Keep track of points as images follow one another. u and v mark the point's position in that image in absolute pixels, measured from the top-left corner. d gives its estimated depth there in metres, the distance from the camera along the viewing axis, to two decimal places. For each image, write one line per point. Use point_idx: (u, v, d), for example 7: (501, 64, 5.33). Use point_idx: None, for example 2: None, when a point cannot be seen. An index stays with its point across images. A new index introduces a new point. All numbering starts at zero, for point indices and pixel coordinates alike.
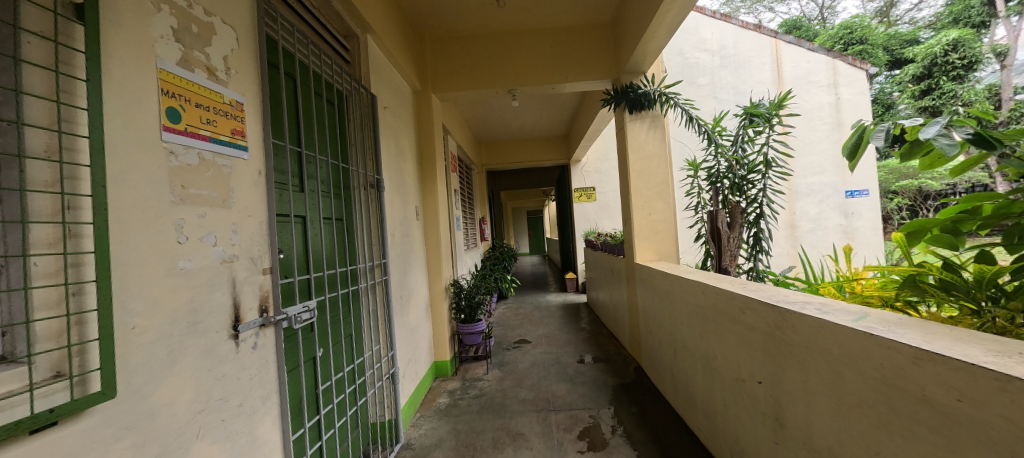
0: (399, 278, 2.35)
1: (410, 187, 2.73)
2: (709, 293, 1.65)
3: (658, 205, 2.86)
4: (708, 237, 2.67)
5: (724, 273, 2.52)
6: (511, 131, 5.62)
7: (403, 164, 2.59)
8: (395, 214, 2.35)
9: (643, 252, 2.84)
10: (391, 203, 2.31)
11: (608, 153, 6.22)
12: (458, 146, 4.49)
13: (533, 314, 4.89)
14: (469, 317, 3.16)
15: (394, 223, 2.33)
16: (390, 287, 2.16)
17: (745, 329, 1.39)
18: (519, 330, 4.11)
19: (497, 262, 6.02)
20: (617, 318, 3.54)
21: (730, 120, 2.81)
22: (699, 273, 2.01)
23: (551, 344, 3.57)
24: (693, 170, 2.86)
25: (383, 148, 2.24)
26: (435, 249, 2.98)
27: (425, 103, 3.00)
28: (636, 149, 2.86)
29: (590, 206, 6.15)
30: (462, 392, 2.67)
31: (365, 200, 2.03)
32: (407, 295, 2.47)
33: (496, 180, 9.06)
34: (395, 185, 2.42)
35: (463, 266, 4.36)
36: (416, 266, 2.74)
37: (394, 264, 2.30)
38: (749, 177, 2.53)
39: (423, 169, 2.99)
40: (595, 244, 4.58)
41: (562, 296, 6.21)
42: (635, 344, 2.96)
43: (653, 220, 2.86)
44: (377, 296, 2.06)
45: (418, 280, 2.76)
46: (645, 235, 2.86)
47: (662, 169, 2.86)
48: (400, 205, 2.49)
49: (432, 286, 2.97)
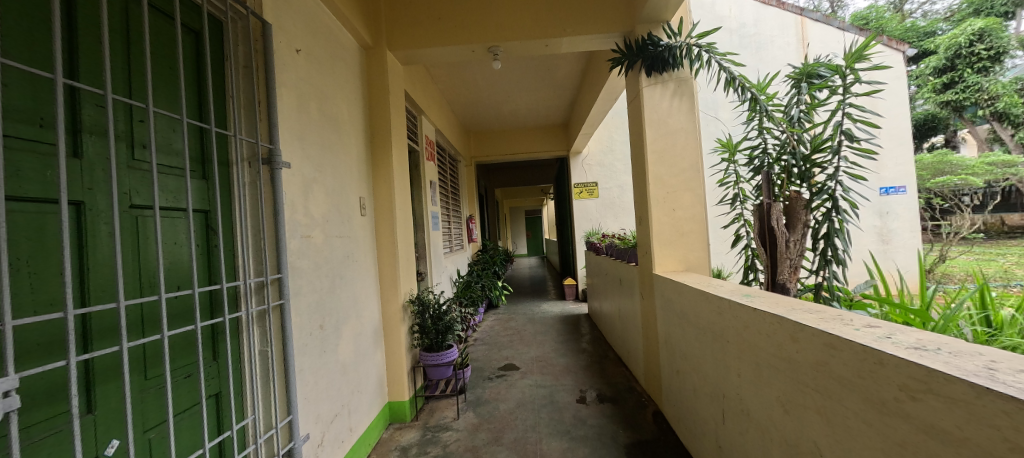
0: (323, 298, 1.59)
1: (353, 170, 1.97)
2: (814, 344, 0.93)
3: (684, 197, 2.16)
4: (755, 242, 1.98)
5: (782, 292, 1.82)
6: (502, 116, 4.91)
7: (338, 137, 1.84)
8: (314, 204, 1.58)
9: (663, 260, 2.14)
10: (310, 188, 1.55)
11: (611, 144, 5.50)
12: (436, 130, 3.79)
13: (524, 328, 4.16)
14: (439, 345, 2.36)
15: (314, 216, 1.56)
16: (295, 313, 1.39)
17: (920, 434, 0.67)
18: (507, 351, 3.39)
19: (487, 266, 5.30)
20: (627, 341, 2.82)
21: (779, 84, 2.11)
22: (766, 296, 1.29)
23: (544, 373, 2.85)
24: (729, 152, 2.22)
25: (295, 109, 1.50)
26: (390, 254, 2.19)
27: (379, 64, 2.25)
28: (656, 123, 2.16)
29: (591, 204, 5.44)
30: (419, 451, 1.93)
31: (247, 183, 1.28)
32: (339, 321, 1.72)
33: (488, 175, 8.31)
34: (319, 161, 1.65)
35: (440, 273, 3.64)
36: (361, 278, 1.98)
37: (312, 278, 1.52)
38: (814, 157, 1.84)
39: (377, 149, 2.22)
40: (598, 246, 3.85)
41: (559, 305, 5.47)
42: (654, 380, 2.24)
43: (678, 217, 2.16)
44: (258, 330, 1.30)
45: (365, 301, 2.00)
46: (667, 237, 2.15)
47: (690, 149, 2.15)
48: (330, 192, 1.72)
49: (386, 307, 2.20)
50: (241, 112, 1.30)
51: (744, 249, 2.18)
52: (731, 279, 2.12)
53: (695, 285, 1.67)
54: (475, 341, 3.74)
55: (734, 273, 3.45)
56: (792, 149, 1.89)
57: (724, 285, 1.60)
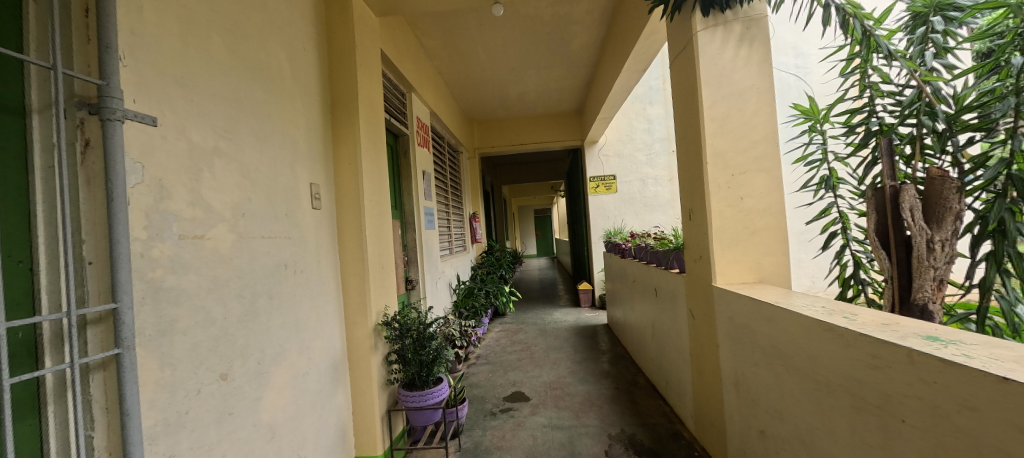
0: (230, 332, 1.02)
1: (299, 144, 1.41)
2: None
3: (759, 180, 1.49)
4: (871, 244, 1.33)
5: (924, 320, 1.16)
6: (508, 101, 4.36)
7: (273, 97, 1.27)
8: (218, 186, 1.02)
9: (730, 269, 1.50)
10: (209, 161, 0.99)
11: (631, 133, 4.84)
12: (430, 112, 3.23)
13: (534, 343, 3.57)
14: (423, 380, 1.73)
15: (215, 203, 1.00)
16: (153, 368, 0.81)
17: None
18: (515, 374, 2.79)
19: (493, 269, 4.69)
20: (665, 368, 2.21)
21: (892, 22, 1.50)
22: (985, 347, 0.68)
23: (562, 407, 2.24)
24: (814, 119, 1.59)
25: (175, 38, 0.92)
26: (354, 259, 1.60)
27: (338, 6, 1.66)
28: (720, 78, 1.49)
29: (610, 199, 4.83)
30: None
31: (53, 144, 0.72)
32: (268, 362, 1.15)
33: (494, 170, 7.78)
34: (234, 124, 1.10)
35: (436, 279, 3.05)
36: (312, 294, 1.41)
37: (208, 301, 0.96)
38: (967, 117, 1.19)
39: (336, 120, 1.63)
40: (622, 248, 3.22)
41: (574, 313, 4.83)
42: (710, 430, 1.63)
43: (748, 209, 1.49)
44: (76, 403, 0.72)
45: (320, 326, 1.45)
46: (732, 237, 1.49)
47: (770, 111, 1.49)
48: (255, 169, 1.17)
49: (349, 332, 1.60)
50: (35, 21, 0.72)
51: (852, 251, 1.52)
52: (836, 294, 1.48)
53: (800, 309, 1.05)
54: (476, 359, 3.16)
55: (824, 285, 2.88)
56: (928, 106, 1.26)
57: (850, 309, 0.98)
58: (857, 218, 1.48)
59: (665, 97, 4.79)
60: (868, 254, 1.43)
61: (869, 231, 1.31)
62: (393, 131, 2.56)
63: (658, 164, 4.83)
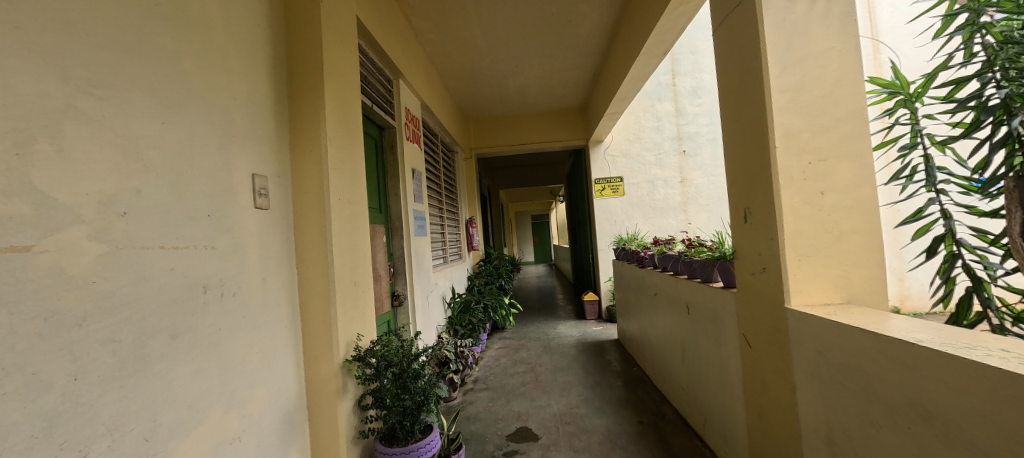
0: (86, 399, 0.61)
1: (240, 118, 1.02)
2: None
3: (845, 170, 1.15)
4: (1015, 251, 0.98)
5: None
6: (507, 96, 4.02)
7: (195, 48, 0.89)
8: (75, 166, 0.63)
9: (811, 287, 1.14)
10: (59, 124, 0.60)
11: (639, 131, 4.53)
12: (421, 103, 2.88)
13: (539, 363, 3.18)
14: (406, 432, 1.29)
15: (63, 195, 0.60)
16: None
17: None
18: (520, 404, 2.40)
19: (491, 279, 4.32)
20: (702, 401, 1.84)
21: None
22: None
23: (579, 450, 1.85)
24: (904, 93, 1.26)
25: None
26: (316, 276, 1.22)
27: None
28: (792, 40, 1.15)
29: (617, 202, 4.51)
30: None
31: None
32: (167, 438, 0.74)
33: (491, 174, 7.44)
34: (116, 73, 0.70)
35: (427, 292, 2.67)
36: (253, 326, 1.01)
37: (38, 355, 0.56)
38: None
39: (295, 93, 1.25)
40: (639, 256, 2.86)
41: (579, 326, 4.47)
42: None
43: (832, 208, 1.14)
44: None
45: (266, 368, 1.05)
46: (812, 245, 1.14)
47: (860, 81, 1.15)
48: (157, 147, 0.77)
49: (309, 373, 1.21)
50: None
51: (967, 259, 1.17)
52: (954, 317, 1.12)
53: (985, 354, 0.68)
54: (474, 384, 2.76)
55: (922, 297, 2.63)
56: None
57: None
58: (981, 216, 1.12)
59: (675, 93, 4.50)
60: (999, 266, 1.07)
61: (1013, 232, 0.97)
62: (377, 121, 2.20)
63: (667, 164, 4.51)
